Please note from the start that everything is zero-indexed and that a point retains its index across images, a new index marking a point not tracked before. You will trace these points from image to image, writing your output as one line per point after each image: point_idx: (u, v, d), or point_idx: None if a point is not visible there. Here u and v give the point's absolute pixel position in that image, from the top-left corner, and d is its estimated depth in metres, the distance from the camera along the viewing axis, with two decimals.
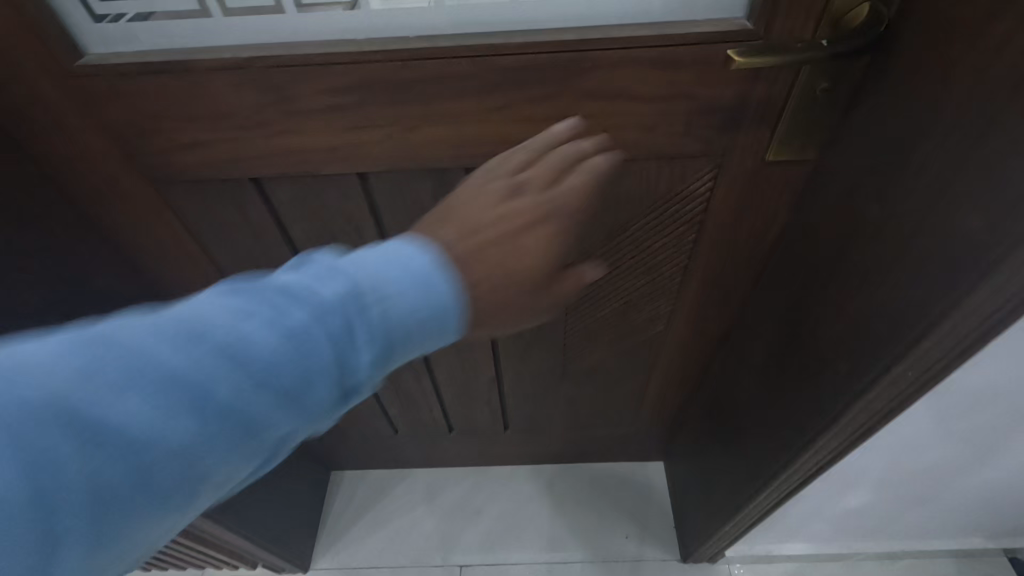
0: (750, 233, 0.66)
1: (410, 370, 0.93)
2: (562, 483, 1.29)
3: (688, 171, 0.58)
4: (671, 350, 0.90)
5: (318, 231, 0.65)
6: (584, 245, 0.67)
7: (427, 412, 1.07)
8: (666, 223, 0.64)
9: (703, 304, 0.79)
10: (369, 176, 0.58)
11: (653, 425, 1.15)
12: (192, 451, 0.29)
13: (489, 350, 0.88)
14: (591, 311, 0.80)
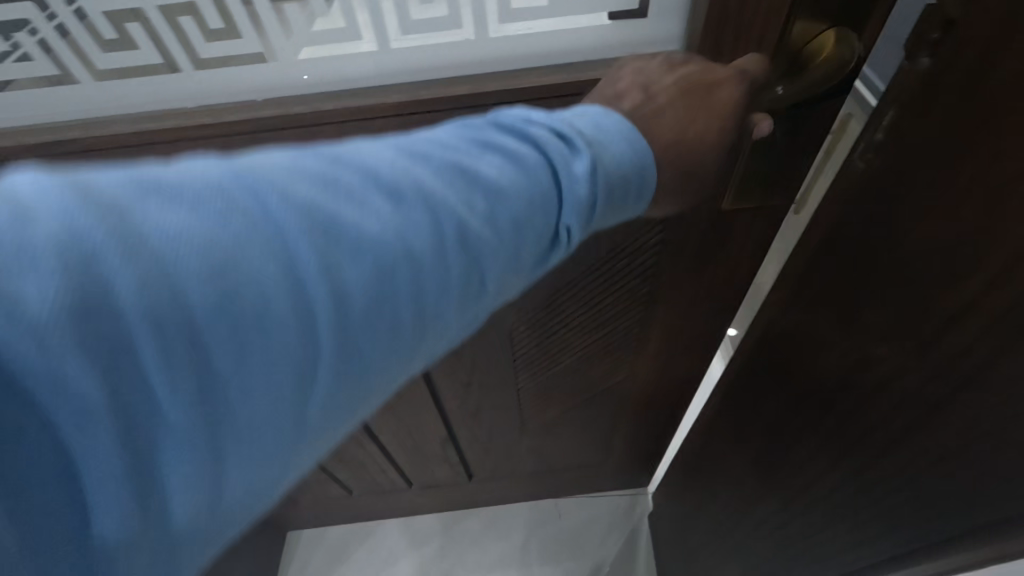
0: (713, 283, 0.57)
1: (351, 441, 0.83)
2: (539, 525, 1.20)
3: (633, 224, 0.48)
4: (639, 396, 0.81)
5: None
6: (524, 308, 0.58)
7: (380, 473, 0.97)
8: (613, 278, 0.55)
9: (668, 353, 0.70)
10: None
11: (630, 460, 1.07)
12: (402, 333, 0.23)
13: (436, 414, 0.78)
14: (545, 368, 0.70)
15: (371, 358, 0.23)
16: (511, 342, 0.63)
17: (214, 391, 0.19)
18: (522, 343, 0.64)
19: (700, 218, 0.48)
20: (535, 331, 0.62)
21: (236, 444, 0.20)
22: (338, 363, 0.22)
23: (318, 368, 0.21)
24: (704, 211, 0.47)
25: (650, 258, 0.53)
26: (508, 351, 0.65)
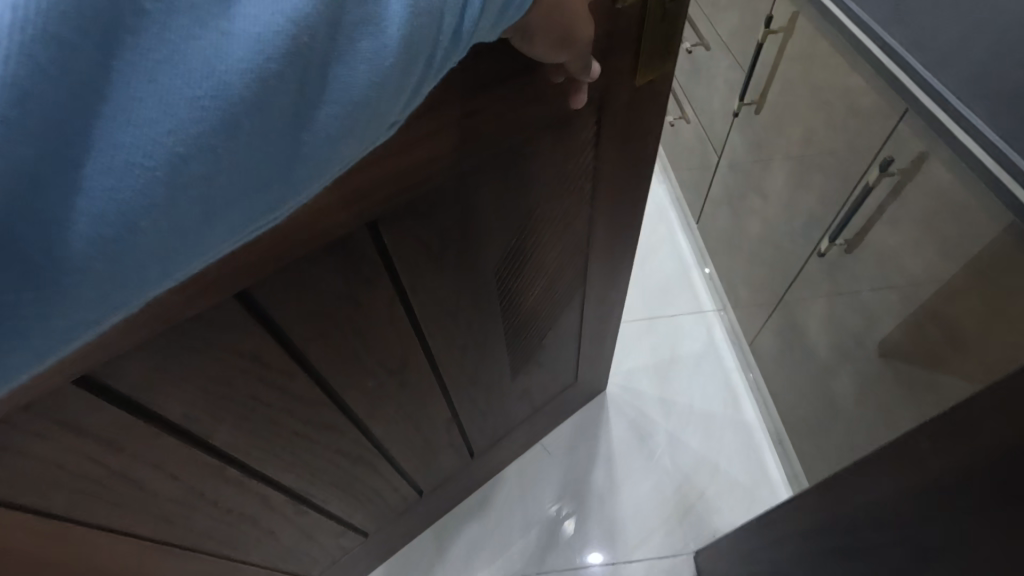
0: (636, 161, 0.67)
1: (365, 468, 0.77)
2: (536, 467, 1.21)
3: (578, 122, 0.55)
4: (595, 298, 0.90)
5: (202, 390, 0.46)
6: (503, 241, 0.61)
7: (392, 494, 0.92)
8: (568, 181, 0.62)
9: (612, 244, 0.80)
10: (251, 290, 0.43)
11: (595, 369, 1.17)
12: (364, 19, 0.24)
13: (439, 398, 0.77)
14: (523, 300, 0.75)
15: (339, 33, 0.23)
16: (497, 283, 0.67)
17: (202, 7, 0.21)
18: (503, 280, 0.67)
19: (622, 100, 0.57)
20: (512, 262, 0.66)
21: (228, 73, 0.21)
22: (315, 26, 0.22)
23: (298, 21, 0.22)
24: (624, 91, 0.56)
25: (591, 151, 0.61)
26: (494, 293, 0.68)
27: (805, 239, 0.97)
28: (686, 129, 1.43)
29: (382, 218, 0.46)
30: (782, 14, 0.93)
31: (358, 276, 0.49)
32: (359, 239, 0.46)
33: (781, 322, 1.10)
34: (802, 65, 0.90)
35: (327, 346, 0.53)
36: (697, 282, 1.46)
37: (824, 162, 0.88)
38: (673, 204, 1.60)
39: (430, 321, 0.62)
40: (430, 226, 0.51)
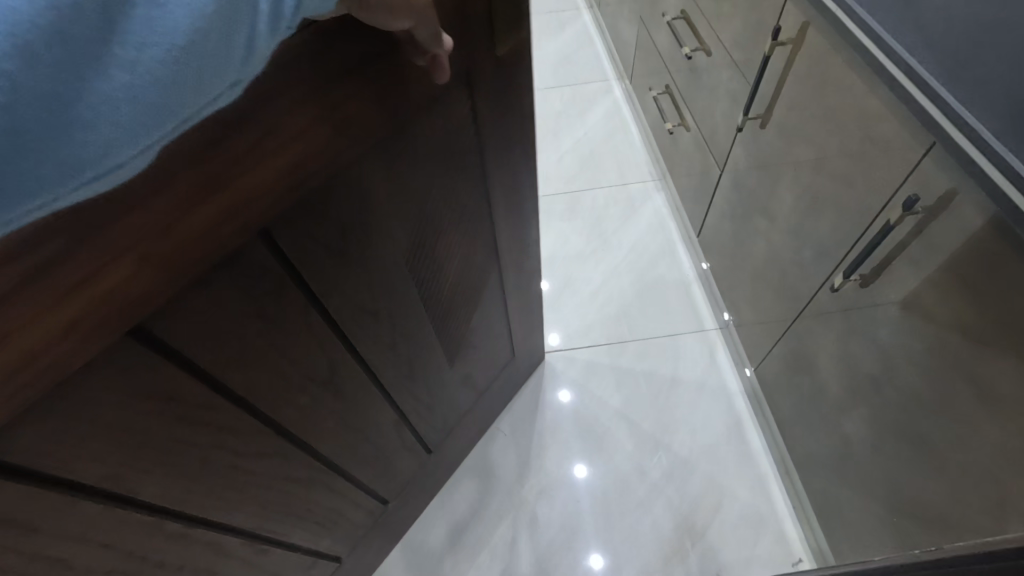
0: (517, 128, 0.71)
1: (320, 488, 0.75)
2: (495, 449, 1.24)
3: (452, 100, 0.57)
4: (512, 270, 0.93)
5: (115, 442, 0.43)
6: (405, 229, 0.62)
7: (356, 510, 0.90)
8: (456, 158, 0.63)
9: (514, 213, 0.83)
10: (147, 323, 0.40)
11: (529, 341, 1.21)
12: None
13: (380, 400, 0.77)
14: (442, 286, 0.76)
15: None
16: (412, 272, 0.67)
17: None
18: (416, 268, 0.68)
19: (488, 70, 0.60)
20: (420, 250, 0.67)
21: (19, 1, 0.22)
22: None
23: None
24: (488, 62, 0.59)
25: (472, 127, 0.63)
26: (411, 284, 0.68)
27: (813, 267, 0.88)
28: (687, 137, 1.36)
29: (273, 223, 0.45)
30: (790, 25, 0.82)
31: (262, 288, 0.48)
32: (254, 249, 0.45)
33: (790, 352, 1.03)
34: (806, 80, 0.80)
35: (247, 369, 0.51)
36: (697, 302, 1.43)
37: (836, 191, 0.79)
38: (674, 217, 1.59)
39: (352, 323, 0.61)
40: (327, 225, 0.51)
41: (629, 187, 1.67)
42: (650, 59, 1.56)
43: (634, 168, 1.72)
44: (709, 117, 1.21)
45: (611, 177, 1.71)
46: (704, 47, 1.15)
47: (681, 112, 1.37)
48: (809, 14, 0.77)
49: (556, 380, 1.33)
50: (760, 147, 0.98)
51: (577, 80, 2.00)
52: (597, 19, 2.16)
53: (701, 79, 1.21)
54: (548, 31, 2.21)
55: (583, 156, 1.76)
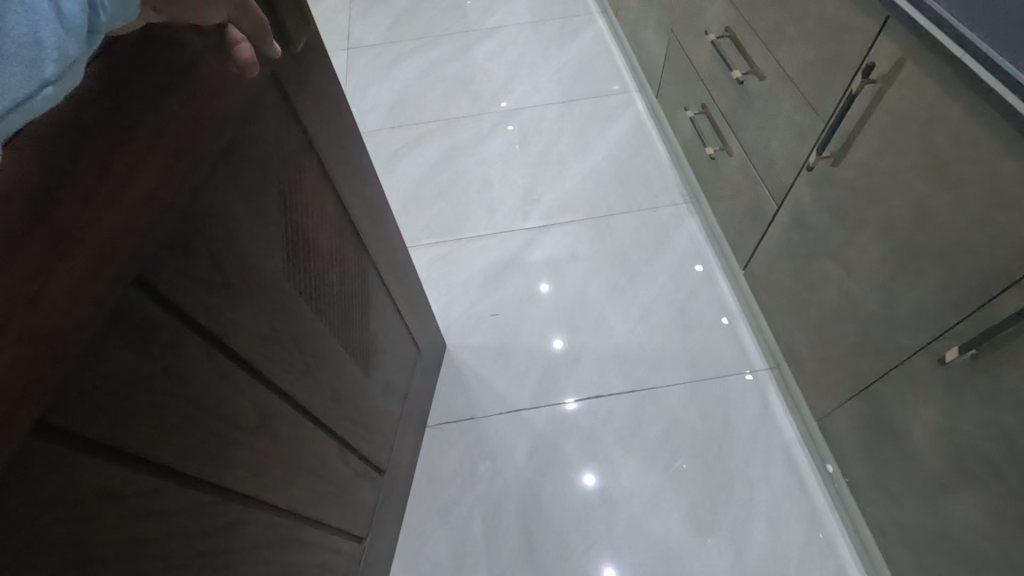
0: (338, 124, 0.74)
1: (295, 545, 0.70)
2: (455, 440, 1.35)
3: (269, 103, 0.59)
4: (388, 267, 0.96)
5: (66, 554, 0.38)
6: (276, 246, 0.61)
7: (337, 555, 0.85)
8: (297, 164, 0.64)
9: (369, 207, 0.86)
10: (53, 409, 0.36)
11: (428, 332, 1.24)
12: None
13: (320, 433, 0.75)
14: (334, 298, 0.76)
15: None
16: (300, 290, 0.66)
17: None
18: (302, 284, 0.67)
19: (293, 71, 0.63)
20: (298, 265, 0.66)
21: None
22: None
23: None
24: (291, 62, 0.62)
25: (299, 129, 0.65)
26: (304, 300, 0.67)
27: (906, 327, 0.91)
28: (728, 161, 1.43)
29: (146, 266, 0.43)
30: (882, 62, 0.84)
31: (160, 342, 0.44)
32: (136, 300, 0.42)
33: (868, 412, 1.06)
34: (898, 117, 0.84)
35: (179, 438, 0.47)
36: (739, 334, 1.48)
37: (931, 246, 0.83)
38: (709, 249, 1.65)
39: (263, 358, 0.59)
40: (200, 258, 0.49)
41: (659, 210, 1.74)
42: (682, 75, 1.64)
43: (663, 189, 1.79)
44: (757, 140, 1.27)
45: (640, 200, 1.77)
46: (757, 70, 1.20)
47: (724, 135, 1.43)
48: (906, 49, 0.79)
49: (581, 419, 1.37)
50: (835, 186, 1.01)
51: (599, 92, 2.10)
52: (613, 24, 2.30)
53: (752, 104, 1.25)
54: (561, 37, 2.34)
55: (612, 175, 1.85)
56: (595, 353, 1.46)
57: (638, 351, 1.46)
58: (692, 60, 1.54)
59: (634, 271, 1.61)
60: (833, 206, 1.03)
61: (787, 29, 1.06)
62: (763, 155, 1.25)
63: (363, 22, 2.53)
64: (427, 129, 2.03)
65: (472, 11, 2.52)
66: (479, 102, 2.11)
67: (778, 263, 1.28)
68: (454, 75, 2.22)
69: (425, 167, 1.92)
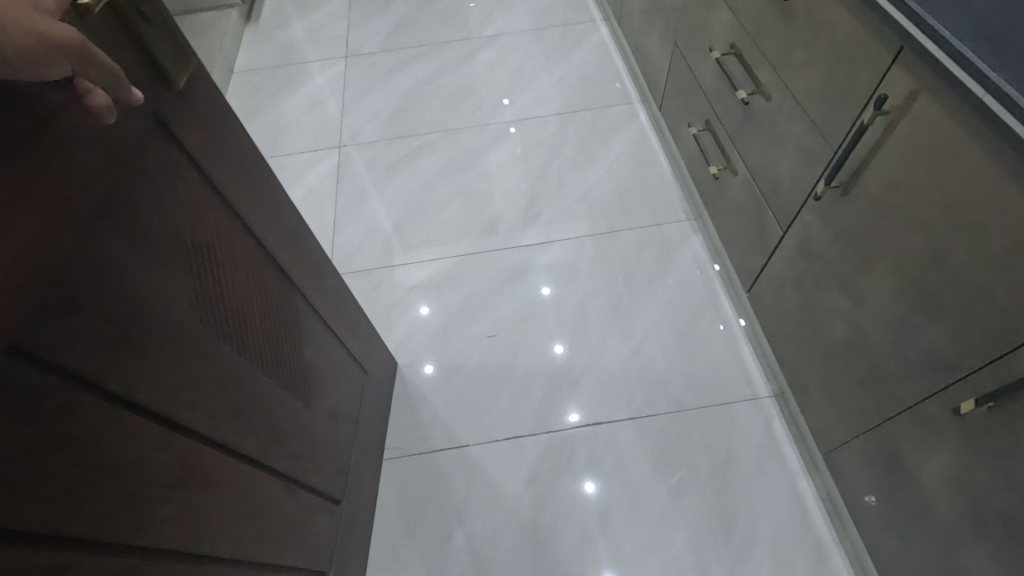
0: (238, 156, 0.79)
1: None
2: (439, 465, 1.32)
3: (151, 143, 0.63)
4: (316, 291, 1.00)
5: None
6: (178, 289, 0.65)
7: None
8: (192, 199, 0.69)
9: (287, 238, 0.91)
10: None
11: (375, 353, 1.26)
12: None
13: (253, 468, 0.77)
14: (255, 331, 0.80)
15: None
16: (209, 323, 0.70)
17: None
18: (214, 321, 0.71)
19: (177, 109, 0.67)
20: (207, 303, 0.70)
21: None
22: None
23: None
24: (173, 100, 0.66)
25: (191, 165, 0.69)
26: (217, 336, 0.71)
27: (914, 369, 0.85)
28: (732, 180, 1.38)
29: (24, 329, 0.47)
30: (894, 95, 0.80)
31: (42, 399, 0.49)
32: (16, 364, 0.47)
33: (870, 453, 1.00)
34: (911, 151, 0.79)
35: (73, 485, 0.51)
36: (747, 362, 1.41)
37: (944, 287, 0.78)
38: (714, 267, 1.59)
39: (170, 398, 0.63)
40: (85, 311, 0.53)
41: (663, 225, 1.69)
42: (685, 89, 1.59)
43: (667, 206, 1.74)
44: (762, 162, 1.22)
45: (644, 215, 1.72)
46: (763, 90, 1.16)
47: (729, 155, 1.38)
48: (922, 82, 0.76)
49: (580, 442, 1.33)
50: (844, 217, 0.96)
51: (603, 103, 2.06)
52: (616, 32, 2.25)
53: (757, 124, 1.21)
54: (565, 45, 2.30)
55: (615, 189, 1.80)
56: (592, 378, 1.42)
57: (637, 375, 1.42)
58: (696, 75, 1.50)
59: (637, 287, 1.57)
60: (841, 231, 0.97)
61: (794, 50, 1.03)
62: (769, 178, 1.20)
63: (362, 30, 2.51)
64: (425, 141, 2.00)
65: (472, 18, 2.49)
66: (479, 112, 2.08)
67: (781, 289, 1.22)
68: (453, 84, 2.19)
69: (422, 180, 1.89)
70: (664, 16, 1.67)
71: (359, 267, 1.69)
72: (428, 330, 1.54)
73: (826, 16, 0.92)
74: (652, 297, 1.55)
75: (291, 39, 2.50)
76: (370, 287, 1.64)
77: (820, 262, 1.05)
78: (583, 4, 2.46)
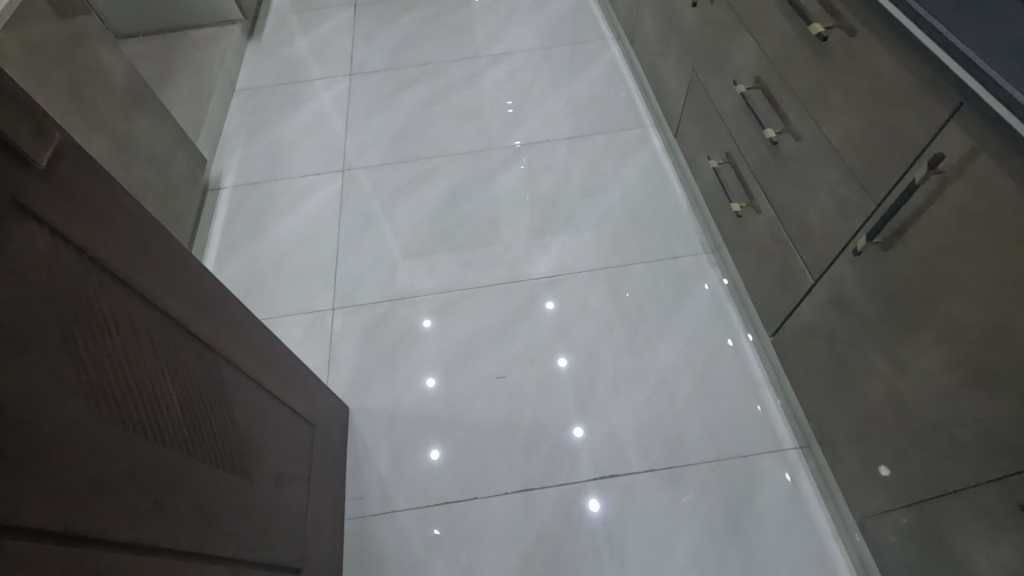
0: (127, 225, 0.68)
1: None
2: (443, 519, 1.25)
3: (16, 232, 0.52)
4: (240, 352, 0.90)
5: None
6: (71, 391, 0.56)
7: None
8: (77, 287, 0.59)
9: (197, 302, 0.81)
10: None
11: (320, 402, 1.21)
12: None
13: (191, 559, 0.70)
14: (168, 414, 0.70)
15: None
16: (115, 422, 0.61)
17: None
18: (121, 416, 0.62)
19: (44, 191, 0.56)
20: (108, 399, 0.61)
21: None
22: None
23: None
24: (38, 180, 0.55)
25: (72, 248, 0.58)
26: (126, 432, 0.62)
27: (968, 449, 0.79)
28: (755, 219, 1.31)
29: None
30: (948, 154, 0.74)
31: None
32: None
33: (913, 526, 0.93)
34: (967, 216, 0.72)
35: None
36: (770, 411, 1.34)
37: (1002, 367, 0.71)
38: (730, 301, 1.53)
39: (79, 515, 0.54)
40: None
41: (678, 258, 1.62)
42: (703, 119, 1.53)
43: (682, 238, 1.67)
44: (790, 204, 1.15)
45: (658, 248, 1.65)
46: (794, 130, 1.09)
47: (752, 192, 1.31)
48: (982, 144, 0.69)
49: (595, 495, 1.26)
50: (885, 276, 0.89)
51: (615, 126, 1.99)
52: (628, 51, 2.19)
53: (785, 165, 1.14)
54: (576, 64, 2.23)
55: (627, 219, 1.73)
56: (606, 426, 1.35)
57: (653, 424, 1.35)
58: (715, 105, 1.43)
59: (649, 328, 1.50)
60: (879, 290, 0.91)
61: (830, 92, 0.96)
62: (797, 221, 1.13)
63: (367, 46, 2.45)
64: (431, 166, 1.94)
65: (480, 35, 2.43)
66: (486, 135, 2.01)
67: (809, 340, 1.15)
68: (459, 105, 2.13)
69: (428, 207, 1.82)
70: (681, 41, 1.61)
71: (362, 301, 1.62)
72: (433, 371, 1.46)
73: (868, 60, 0.86)
74: (663, 341, 1.47)
75: (294, 56, 2.44)
76: (372, 322, 1.57)
77: (855, 318, 0.99)
78: (592, 22, 2.40)
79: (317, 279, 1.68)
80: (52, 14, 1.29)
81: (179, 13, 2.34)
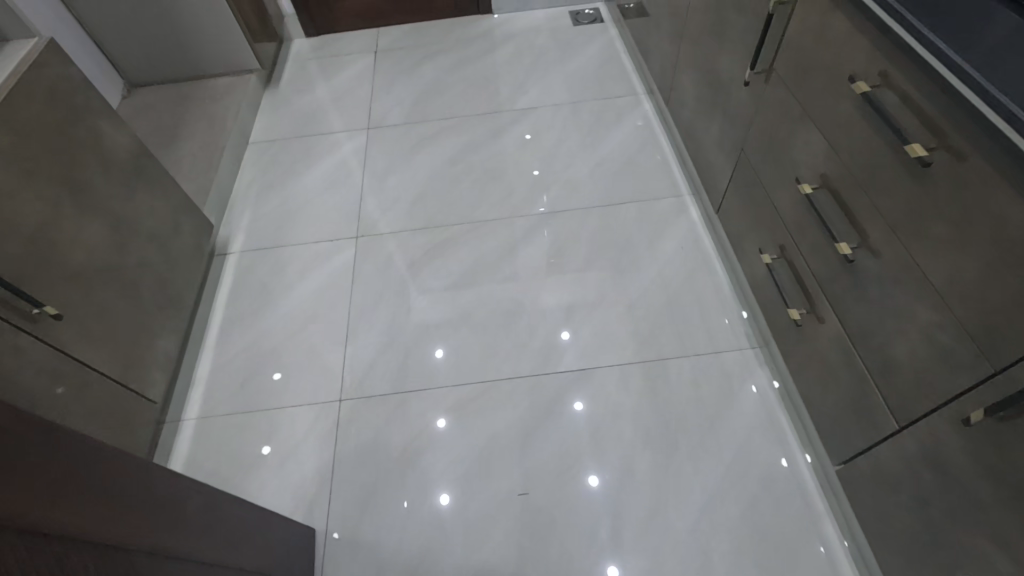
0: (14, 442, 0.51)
1: None
2: None
3: None
4: (167, 531, 0.73)
5: None
6: None
7: None
8: None
9: (114, 496, 0.63)
10: None
11: (280, 540, 1.06)
12: None
13: None
14: None
15: None
16: None
17: None
18: None
19: None
20: None
21: None
22: None
23: None
24: None
25: None
26: None
27: None
28: (818, 329, 1.15)
29: None
30: None
31: None
32: None
33: None
34: None
35: None
36: (835, 553, 1.16)
37: None
38: (782, 410, 1.36)
39: None
40: None
41: (722, 356, 1.46)
42: (753, 205, 1.38)
43: (725, 330, 1.51)
44: (869, 331, 0.99)
45: (699, 341, 1.49)
46: (877, 251, 0.93)
47: (814, 298, 1.15)
48: None
49: None
50: (1009, 460, 0.72)
51: (649, 194, 1.85)
52: (660, 110, 2.07)
53: (864, 286, 0.98)
54: (602, 121, 2.11)
55: (662, 305, 1.58)
56: (644, 563, 1.18)
57: (699, 566, 1.17)
58: (769, 193, 1.29)
59: (688, 441, 1.33)
60: (999, 472, 0.74)
61: (930, 222, 0.81)
62: (879, 352, 0.97)
63: (386, 97, 2.36)
64: (450, 234, 1.81)
65: (503, 86, 2.32)
66: (509, 200, 1.89)
67: (890, 491, 0.98)
68: (481, 165, 2.01)
69: (449, 283, 1.69)
70: (727, 115, 1.47)
71: (373, 393, 1.48)
72: (447, 481, 1.32)
73: (988, 198, 0.71)
74: (707, 460, 1.30)
75: (312, 107, 2.36)
76: (385, 418, 1.43)
77: (961, 491, 0.82)
78: (623, 75, 2.29)
79: (323, 364, 1.55)
80: (48, 95, 1.19)
81: (195, 63, 2.27)
